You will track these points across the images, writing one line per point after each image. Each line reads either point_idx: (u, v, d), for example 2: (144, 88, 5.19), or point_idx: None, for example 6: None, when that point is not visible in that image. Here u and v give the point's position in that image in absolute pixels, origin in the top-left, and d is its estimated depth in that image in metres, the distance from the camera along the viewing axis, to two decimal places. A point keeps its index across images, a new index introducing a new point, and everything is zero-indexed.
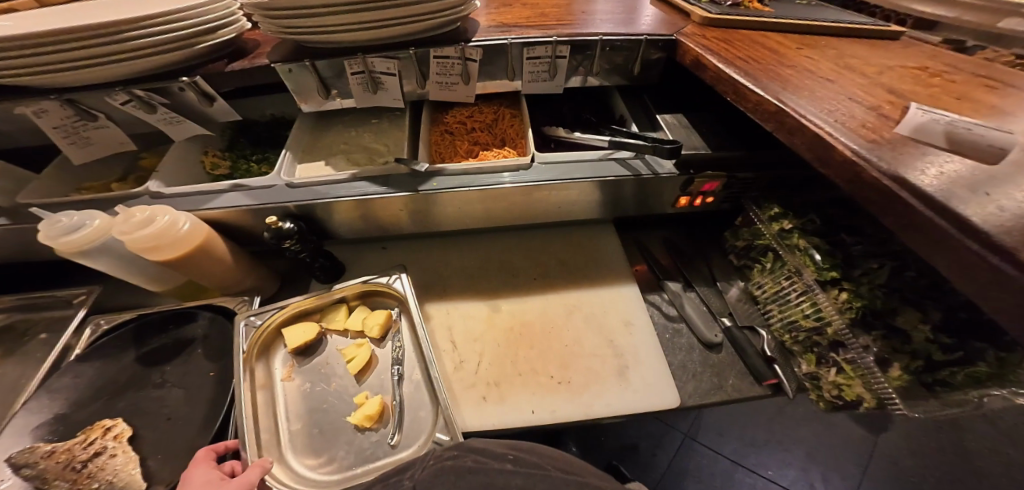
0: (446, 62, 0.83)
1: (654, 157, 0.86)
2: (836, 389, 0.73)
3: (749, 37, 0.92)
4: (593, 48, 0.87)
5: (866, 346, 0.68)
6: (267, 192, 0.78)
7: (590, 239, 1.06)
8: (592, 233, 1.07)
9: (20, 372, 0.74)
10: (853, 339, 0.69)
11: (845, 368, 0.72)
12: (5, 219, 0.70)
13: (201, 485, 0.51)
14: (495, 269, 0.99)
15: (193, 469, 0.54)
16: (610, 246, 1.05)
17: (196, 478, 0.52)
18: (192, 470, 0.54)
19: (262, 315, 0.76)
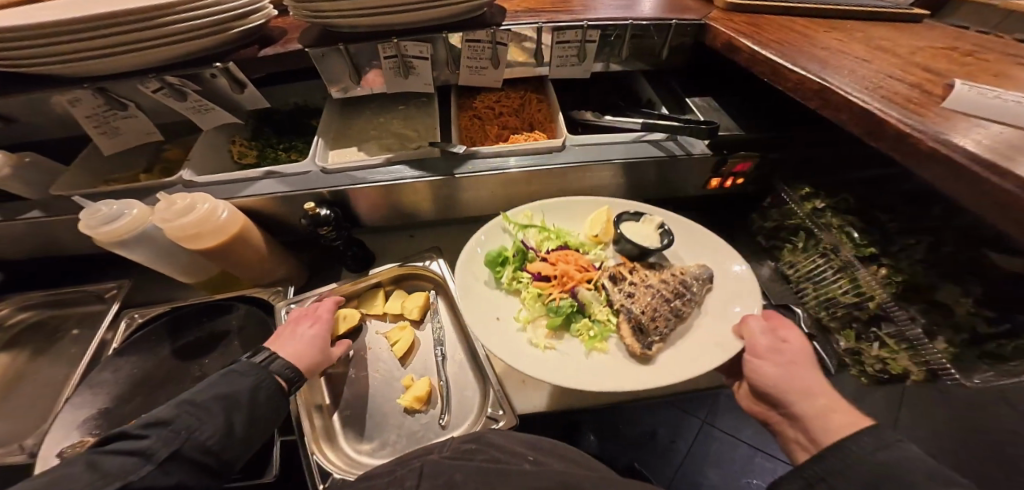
0: (477, 46, 0.82)
1: (686, 138, 0.86)
2: (879, 363, 0.73)
3: (776, 21, 0.91)
4: (622, 33, 0.85)
5: (912, 317, 0.68)
6: (301, 179, 0.77)
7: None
8: None
9: (55, 368, 0.72)
10: (900, 312, 0.68)
11: (888, 342, 0.72)
12: (39, 212, 0.69)
13: (310, 343, 0.65)
14: None
15: (315, 319, 0.69)
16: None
17: (305, 335, 0.66)
18: (301, 326, 0.67)
19: (301, 303, 0.77)
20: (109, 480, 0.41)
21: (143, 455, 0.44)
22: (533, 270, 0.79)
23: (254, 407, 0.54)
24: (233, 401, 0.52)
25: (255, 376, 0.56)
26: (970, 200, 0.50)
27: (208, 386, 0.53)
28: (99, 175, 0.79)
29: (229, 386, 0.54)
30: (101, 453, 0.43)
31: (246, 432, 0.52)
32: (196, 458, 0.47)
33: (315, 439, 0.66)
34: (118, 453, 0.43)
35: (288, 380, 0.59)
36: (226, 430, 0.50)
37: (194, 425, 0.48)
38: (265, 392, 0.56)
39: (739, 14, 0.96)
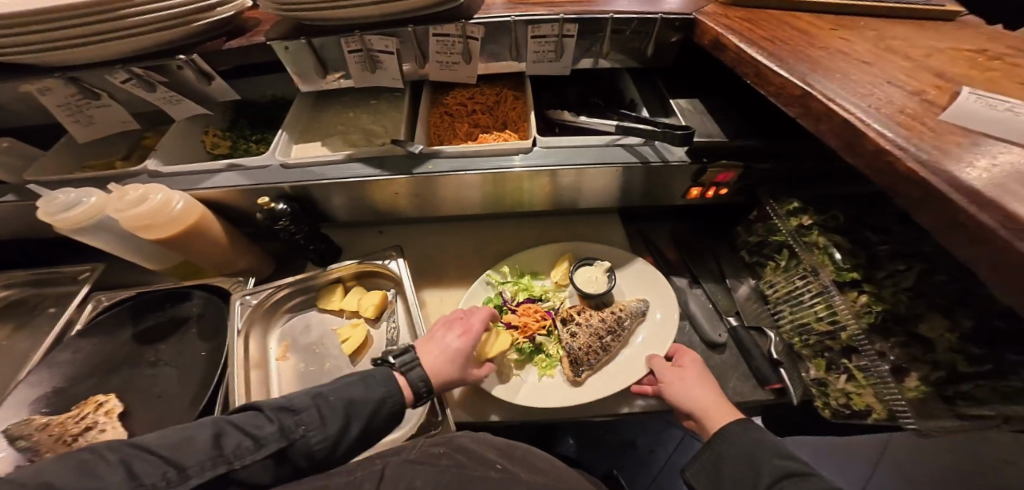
0: (446, 40, 0.79)
1: (665, 144, 0.80)
2: (843, 397, 0.68)
3: (774, 17, 0.78)
4: (603, 29, 0.78)
5: (881, 353, 0.62)
6: (261, 173, 0.77)
7: (593, 228, 1.05)
8: (592, 224, 1.06)
9: (29, 344, 0.76)
10: (868, 345, 0.63)
11: (856, 375, 0.67)
12: (11, 195, 0.71)
13: (451, 356, 0.68)
14: (493, 256, 0.99)
15: (465, 331, 0.72)
16: (613, 237, 1.03)
17: (450, 345, 0.69)
18: (451, 334, 0.71)
19: (257, 294, 0.78)
20: (218, 460, 0.46)
21: (259, 440, 0.50)
22: (504, 318, 0.84)
23: (371, 420, 0.58)
24: (353, 408, 0.57)
25: (383, 388, 0.61)
26: (943, 231, 0.42)
27: (345, 387, 0.59)
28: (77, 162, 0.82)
29: (360, 393, 0.59)
30: (230, 426, 0.50)
31: (350, 441, 0.56)
32: (300, 454, 0.53)
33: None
34: (239, 432, 0.50)
35: (416, 395, 0.64)
36: (337, 436, 0.55)
37: (310, 426, 0.54)
38: (387, 407, 0.60)
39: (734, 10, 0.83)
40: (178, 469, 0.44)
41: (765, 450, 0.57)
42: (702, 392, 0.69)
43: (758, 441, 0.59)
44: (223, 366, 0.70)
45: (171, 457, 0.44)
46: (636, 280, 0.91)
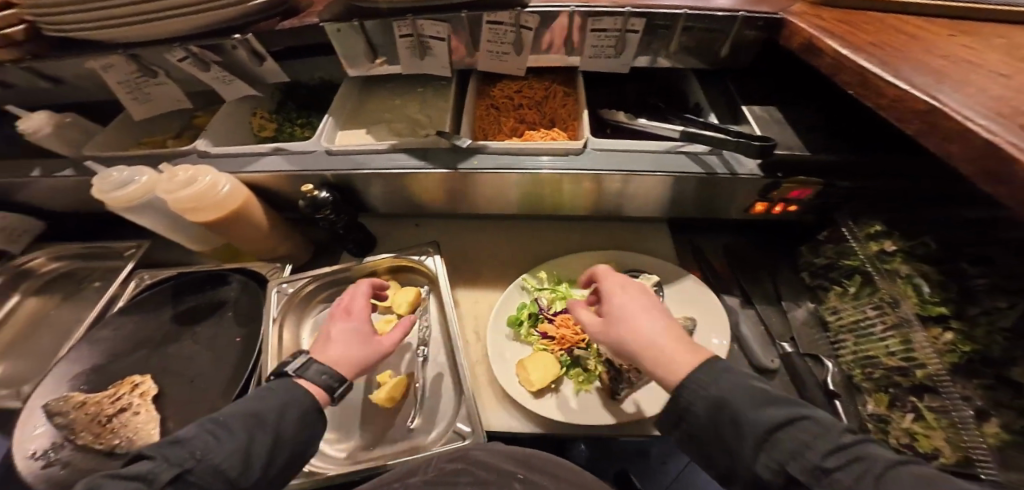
0: (499, 28, 0.72)
1: (735, 154, 0.72)
2: (907, 437, 0.59)
3: (883, 19, 0.64)
4: (672, 25, 0.68)
5: (965, 397, 0.52)
6: (305, 157, 0.75)
7: (636, 235, 0.98)
8: (638, 232, 0.98)
9: (74, 316, 0.77)
10: (950, 387, 0.53)
11: (925, 415, 0.58)
12: (71, 170, 0.71)
13: (351, 339, 0.63)
14: (531, 259, 0.94)
15: (348, 315, 0.66)
16: (660, 248, 0.95)
17: (340, 331, 0.63)
18: (335, 324, 0.65)
19: (294, 283, 0.76)
20: None
21: (146, 477, 0.42)
22: (540, 329, 0.79)
23: (279, 428, 0.52)
24: (257, 418, 0.51)
25: (283, 394, 0.55)
26: None
27: (236, 406, 0.53)
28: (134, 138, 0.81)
29: (259, 405, 0.53)
30: (108, 474, 0.42)
31: (265, 458, 0.49)
32: (206, 483, 0.45)
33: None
34: (117, 476, 0.42)
35: (326, 391, 0.58)
36: (244, 452, 0.48)
37: (208, 448, 0.46)
38: (294, 410, 0.54)
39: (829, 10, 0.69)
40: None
41: (737, 404, 0.45)
42: (662, 324, 0.55)
43: (730, 385, 0.47)
44: (257, 355, 0.68)
45: None
46: (683, 295, 0.84)
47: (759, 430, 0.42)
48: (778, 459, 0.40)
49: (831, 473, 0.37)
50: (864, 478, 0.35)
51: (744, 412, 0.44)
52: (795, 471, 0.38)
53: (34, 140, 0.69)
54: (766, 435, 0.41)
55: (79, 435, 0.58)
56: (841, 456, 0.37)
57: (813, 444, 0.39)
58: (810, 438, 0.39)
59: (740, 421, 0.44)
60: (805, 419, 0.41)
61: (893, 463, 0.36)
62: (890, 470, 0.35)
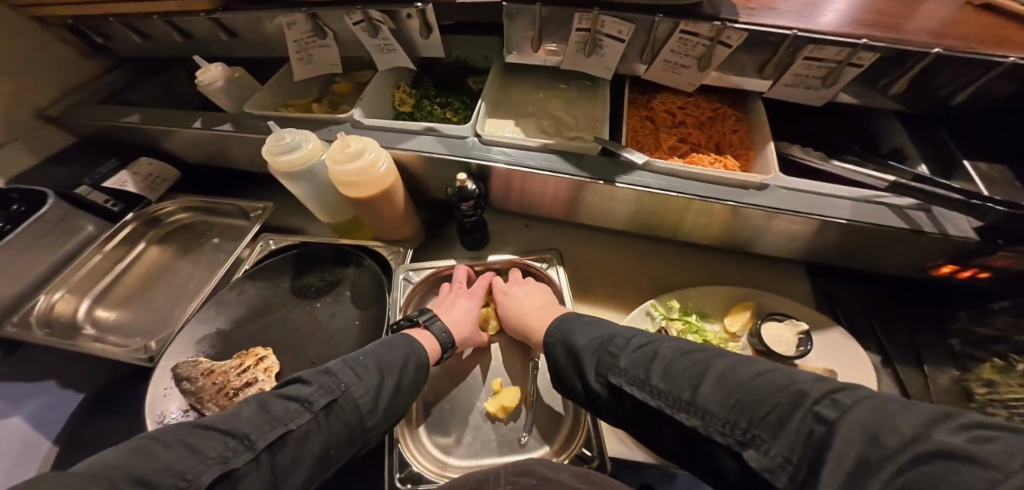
0: (691, 40, 0.64)
1: (948, 211, 0.61)
2: None
3: None
4: (909, 64, 0.58)
5: None
6: (458, 143, 0.71)
7: (767, 276, 0.84)
8: (770, 265, 0.85)
9: (191, 272, 0.73)
10: None
11: None
12: (232, 127, 0.68)
13: (471, 315, 0.66)
14: (652, 280, 0.83)
15: (471, 294, 0.70)
16: (796, 293, 0.81)
17: (462, 306, 0.67)
18: (459, 298, 0.68)
19: (420, 273, 0.71)
20: (275, 424, 0.45)
21: (304, 402, 0.48)
22: None
23: (403, 377, 0.54)
24: (386, 366, 0.54)
25: (406, 344, 0.58)
26: None
27: (370, 350, 0.56)
28: (283, 98, 0.78)
29: (386, 353, 0.55)
30: (274, 396, 0.48)
31: (388, 400, 0.52)
32: (345, 414, 0.49)
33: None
34: (284, 399, 0.47)
35: (439, 349, 0.61)
36: (375, 394, 0.51)
37: (351, 383, 0.51)
38: (414, 361, 0.56)
39: None
40: (242, 439, 0.43)
41: (573, 330, 0.59)
42: (539, 297, 0.69)
43: (575, 323, 0.61)
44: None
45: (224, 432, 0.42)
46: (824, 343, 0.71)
47: (587, 351, 0.56)
48: (604, 369, 0.53)
49: (631, 373, 0.50)
50: (651, 368, 0.49)
51: (575, 342, 0.58)
52: (614, 376, 0.51)
53: (206, 92, 0.67)
54: (592, 354, 0.55)
55: (205, 404, 0.54)
56: (638, 358, 0.51)
57: (621, 355, 0.53)
58: (619, 347, 0.54)
59: (576, 348, 0.57)
60: (611, 338, 0.56)
61: (666, 356, 0.50)
62: (674, 360, 0.49)
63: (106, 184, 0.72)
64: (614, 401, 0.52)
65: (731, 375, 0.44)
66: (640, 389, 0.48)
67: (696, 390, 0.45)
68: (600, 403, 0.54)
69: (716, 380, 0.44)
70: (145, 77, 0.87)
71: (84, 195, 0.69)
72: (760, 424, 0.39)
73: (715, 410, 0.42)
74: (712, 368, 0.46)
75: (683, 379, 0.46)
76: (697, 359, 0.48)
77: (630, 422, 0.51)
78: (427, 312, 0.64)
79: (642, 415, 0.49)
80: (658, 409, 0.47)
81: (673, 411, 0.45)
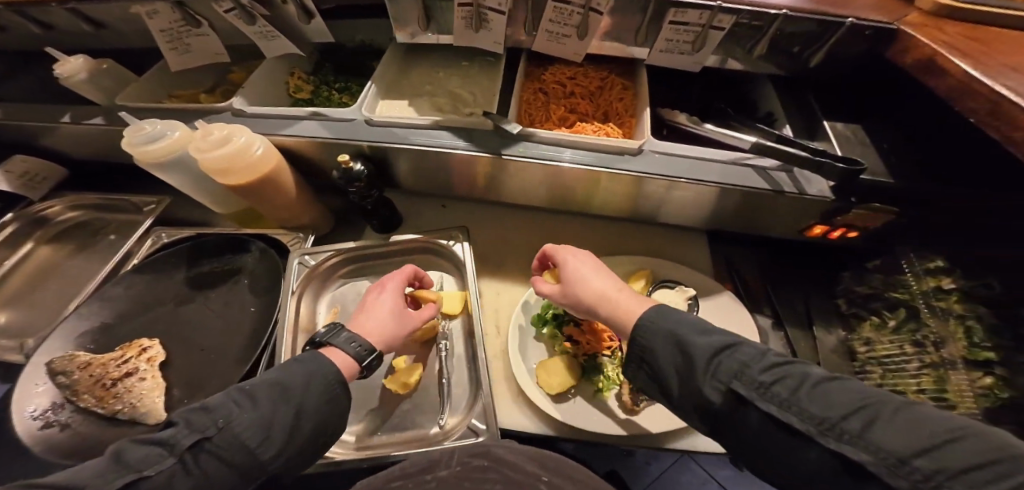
0: (564, 8, 0.63)
1: (806, 172, 0.64)
2: None
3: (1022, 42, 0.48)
4: (765, 26, 0.60)
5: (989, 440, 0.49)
6: (344, 126, 0.70)
7: (667, 242, 0.86)
8: (677, 234, 0.86)
9: (83, 269, 0.73)
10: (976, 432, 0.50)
11: None
12: (104, 120, 0.67)
13: (386, 310, 0.59)
14: None
15: (382, 288, 0.62)
16: (696, 260, 0.83)
17: (376, 304, 0.60)
18: (369, 297, 0.61)
19: (316, 256, 0.70)
20: (123, 472, 0.37)
21: (168, 444, 0.40)
22: (567, 331, 0.67)
23: (304, 399, 0.46)
24: (282, 389, 0.46)
25: (311, 365, 0.49)
26: None
27: (267, 375, 0.48)
28: (167, 89, 0.76)
29: (284, 374, 0.48)
30: (134, 441, 0.40)
31: (289, 429, 0.44)
32: (225, 452, 0.41)
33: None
34: (145, 443, 0.40)
35: (357, 361, 0.53)
36: (267, 423, 0.43)
37: (232, 415, 0.43)
38: (319, 379, 0.48)
39: (952, 23, 0.53)
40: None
41: (685, 330, 0.47)
42: (606, 279, 0.57)
43: (677, 321, 0.48)
44: (273, 327, 0.64)
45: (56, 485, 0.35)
46: (713, 304, 0.74)
47: (703, 353, 0.43)
48: (727, 376, 0.41)
49: (769, 388, 0.38)
50: (802, 390, 0.37)
51: (688, 340, 0.45)
52: (743, 387, 0.39)
53: (71, 85, 0.66)
54: (710, 357, 0.43)
55: (81, 396, 0.55)
56: (779, 375, 0.39)
57: (753, 364, 0.41)
58: (754, 358, 0.41)
59: (689, 348, 0.45)
60: (738, 346, 0.43)
61: (821, 381, 0.38)
62: (830, 386, 0.37)
63: None
64: (733, 416, 0.40)
65: (921, 417, 0.32)
66: (780, 409, 0.37)
67: (866, 424, 0.33)
68: (708, 415, 0.42)
69: (899, 419, 0.32)
70: (28, 73, 0.84)
71: None
72: (961, 479, 0.27)
73: (893, 450, 0.30)
74: (894, 405, 0.34)
75: (848, 407, 0.34)
76: (866, 393, 0.35)
77: (743, 445, 0.40)
78: (332, 327, 0.55)
79: (762, 436, 0.38)
80: (800, 435, 0.35)
81: (826, 441, 0.34)
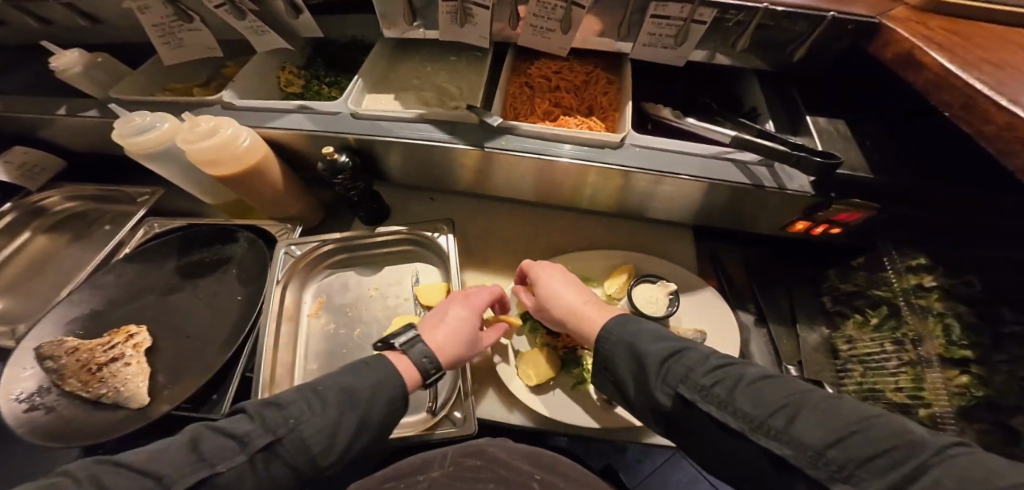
0: (547, 2, 0.64)
1: (787, 167, 0.64)
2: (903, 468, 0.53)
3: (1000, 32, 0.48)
4: (745, 21, 0.60)
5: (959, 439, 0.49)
6: (331, 119, 0.71)
7: (653, 237, 0.86)
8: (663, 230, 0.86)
9: (78, 257, 0.75)
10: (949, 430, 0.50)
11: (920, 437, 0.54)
12: (98, 113, 0.69)
13: (460, 328, 0.57)
14: (544, 247, 0.85)
15: (466, 302, 0.60)
16: (680, 255, 0.82)
17: (454, 318, 0.58)
18: (451, 307, 0.59)
19: (303, 246, 0.71)
20: (200, 465, 0.39)
21: (240, 440, 0.42)
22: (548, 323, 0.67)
23: (367, 409, 0.48)
24: (350, 397, 0.48)
25: (381, 373, 0.51)
26: None
27: (336, 375, 0.50)
28: (161, 82, 0.77)
29: (353, 380, 0.49)
30: (209, 430, 0.42)
31: (348, 438, 0.47)
32: (290, 455, 0.43)
33: (268, 383, 0.60)
34: (220, 434, 0.42)
35: (419, 376, 0.53)
36: (332, 430, 0.45)
37: (301, 418, 0.45)
38: (384, 394, 0.50)
39: (935, 15, 0.52)
40: (159, 479, 0.37)
41: (639, 339, 0.51)
42: (577, 291, 0.61)
43: (635, 330, 0.52)
44: (257, 315, 0.65)
45: (144, 471, 0.37)
46: (695, 299, 0.74)
47: (653, 361, 0.47)
48: (674, 382, 0.45)
49: (710, 390, 0.42)
50: (737, 390, 0.41)
51: (642, 348, 0.49)
52: (689, 391, 0.43)
53: (66, 78, 0.68)
54: (659, 364, 0.47)
55: (66, 380, 0.56)
56: (720, 376, 0.43)
57: (698, 368, 0.44)
58: (696, 362, 0.45)
59: (643, 355, 0.48)
60: (683, 350, 0.47)
61: (755, 380, 0.42)
62: (763, 384, 0.41)
63: None
64: (683, 417, 0.44)
65: (834, 411, 0.36)
66: (718, 410, 0.41)
67: (790, 419, 0.37)
68: (661, 417, 0.46)
69: (816, 412, 0.37)
70: (28, 66, 0.85)
71: None
72: (865, 466, 0.32)
73: (812, 443, 0.35)
74: (816, 401, 0.38)
75: (775, 405, 0.39)
76: (792, 389, 0.40)
77: (694, 441, 0.44)
78: (409, 333, 0.56)
79: (709, 435, 0.42)
80: (738, 434, 0.39)
81: (758, 437, 0.38)
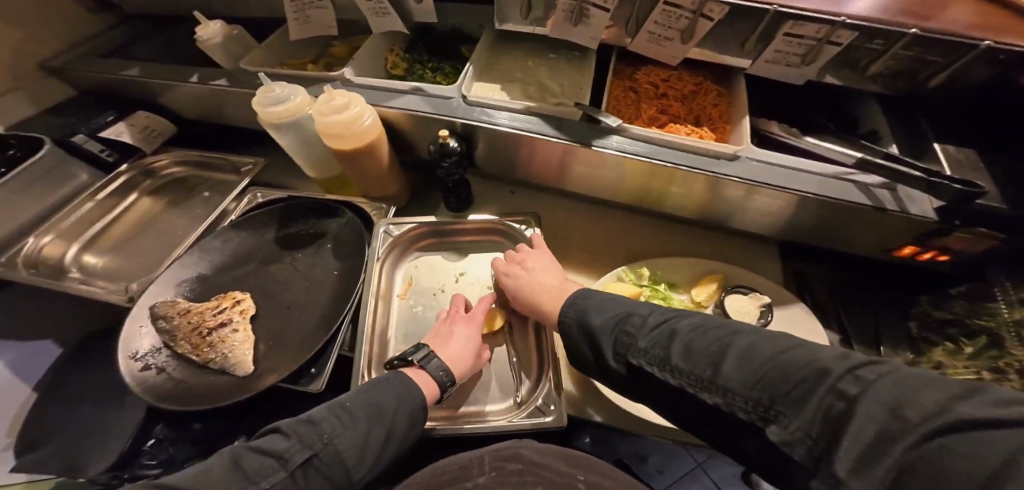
0: (674, 12, 0.63)
1: (911, 190, 0.62)
2: None
3: None
4: (884, 46, 0.59)
5: None
6: (444, 103, 0.71)
7: (738, 251, 0.84)
8: (748, 246, 0.84)
9: (177, 221, 0.76)
10: None
11: None
12: (226, 82, 0.71)
13: (468, 345, 0.57)
14: (625, 250, 0.83)
15: (471, 319, 0.60)
16: (767, 271, 0.80)
17: (459, 336, 0.58)
18: (455, 327, 0.59)
19: (400, 227, 0.72)
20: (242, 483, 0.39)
21: (280, 457, 0.42)
22: None
23: (394, 422, 0.48)
24: (377, 411, 0.48)
25: (398, 387, 0.51)
26: None
27: (360, 392, 0.50)
28: (280, 57, 0.79)
29: (376, 394, 0.49)
30: (247, 449, 0.43)
31: (378, 450, 0.47)
32: (329, 470, 0.44)
33: (366, 364, 0.59)
34: (259, 452, 0.43)
35: (437, 389, 0.54)
36: (365, 444, 0.46)
37: (335, 433, 0.45)
38: (409, 402, 0.50)
39: None
40: None
41: (587, 311, 0.53)
42: (546, 275, 0.63)
43: (589, 301, 0.55)
44: (357, 290, 0.65)
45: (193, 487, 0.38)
46: (786, 315, 0.71)
47: (604, 332, 0.50)
48: (622, 350, 0.48)
49: (652, 353, 0.45)
50: (672, 348, 0.44)
51: (591, 321, 0.52)
52: (633, 356, 0.46)
53: (206, 48, 0.72)
54: (609, 335, 0.50)
55: (179, 342, 0.57)
56: (658, 337, 0.46)
57: (638, 334, 0.47)
58: (637, 327, 0.48)
59: (593, 328, 0.51)
60: (629, 316, 0.50)
61: (687, 335, 0.44)
62: (693, 337, 0.44)
63: (103, 134, 0.77)
64: (635, 381, 0.47)
65: (754, 352, 0.38)
66: (660, 370, 0.44)
67: (717, 367, 0.40)
68: (620, 383, 0.49)
69: (738, 358, 0.39)
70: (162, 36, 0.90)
71: (81, 143, 0.74)
72: (783, 402, 0.34)
73: (736, 387, 0.38)
74: (736, 346, 0.40)
75: (704, 358, 0.41)
76: (717, 336, 0.42)
77: (649, 402, 0.47)
78: (421, 348, 0.56)
79: (661, 395, 0.45)
80: (680, 390, 0.42)
81: (697, 391, 0.41)
